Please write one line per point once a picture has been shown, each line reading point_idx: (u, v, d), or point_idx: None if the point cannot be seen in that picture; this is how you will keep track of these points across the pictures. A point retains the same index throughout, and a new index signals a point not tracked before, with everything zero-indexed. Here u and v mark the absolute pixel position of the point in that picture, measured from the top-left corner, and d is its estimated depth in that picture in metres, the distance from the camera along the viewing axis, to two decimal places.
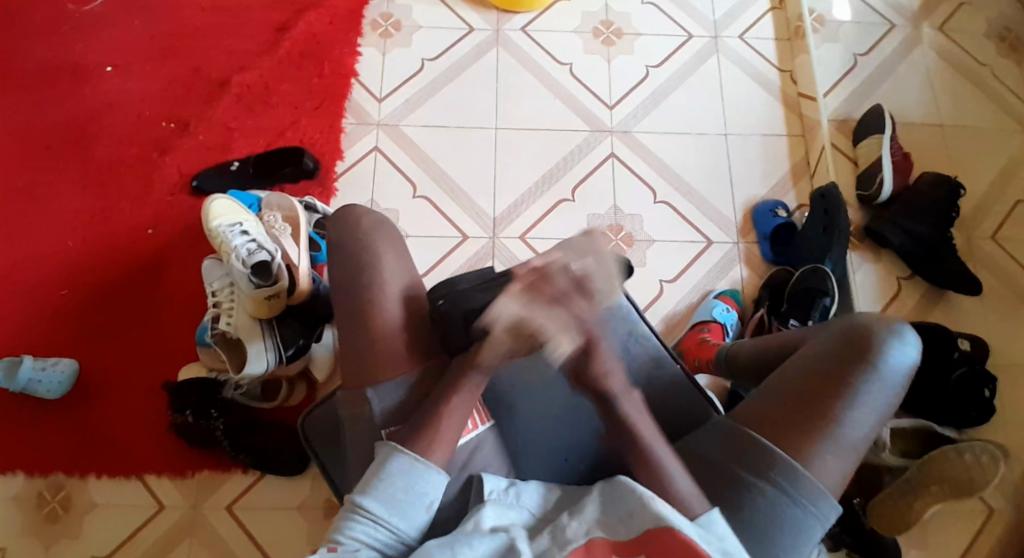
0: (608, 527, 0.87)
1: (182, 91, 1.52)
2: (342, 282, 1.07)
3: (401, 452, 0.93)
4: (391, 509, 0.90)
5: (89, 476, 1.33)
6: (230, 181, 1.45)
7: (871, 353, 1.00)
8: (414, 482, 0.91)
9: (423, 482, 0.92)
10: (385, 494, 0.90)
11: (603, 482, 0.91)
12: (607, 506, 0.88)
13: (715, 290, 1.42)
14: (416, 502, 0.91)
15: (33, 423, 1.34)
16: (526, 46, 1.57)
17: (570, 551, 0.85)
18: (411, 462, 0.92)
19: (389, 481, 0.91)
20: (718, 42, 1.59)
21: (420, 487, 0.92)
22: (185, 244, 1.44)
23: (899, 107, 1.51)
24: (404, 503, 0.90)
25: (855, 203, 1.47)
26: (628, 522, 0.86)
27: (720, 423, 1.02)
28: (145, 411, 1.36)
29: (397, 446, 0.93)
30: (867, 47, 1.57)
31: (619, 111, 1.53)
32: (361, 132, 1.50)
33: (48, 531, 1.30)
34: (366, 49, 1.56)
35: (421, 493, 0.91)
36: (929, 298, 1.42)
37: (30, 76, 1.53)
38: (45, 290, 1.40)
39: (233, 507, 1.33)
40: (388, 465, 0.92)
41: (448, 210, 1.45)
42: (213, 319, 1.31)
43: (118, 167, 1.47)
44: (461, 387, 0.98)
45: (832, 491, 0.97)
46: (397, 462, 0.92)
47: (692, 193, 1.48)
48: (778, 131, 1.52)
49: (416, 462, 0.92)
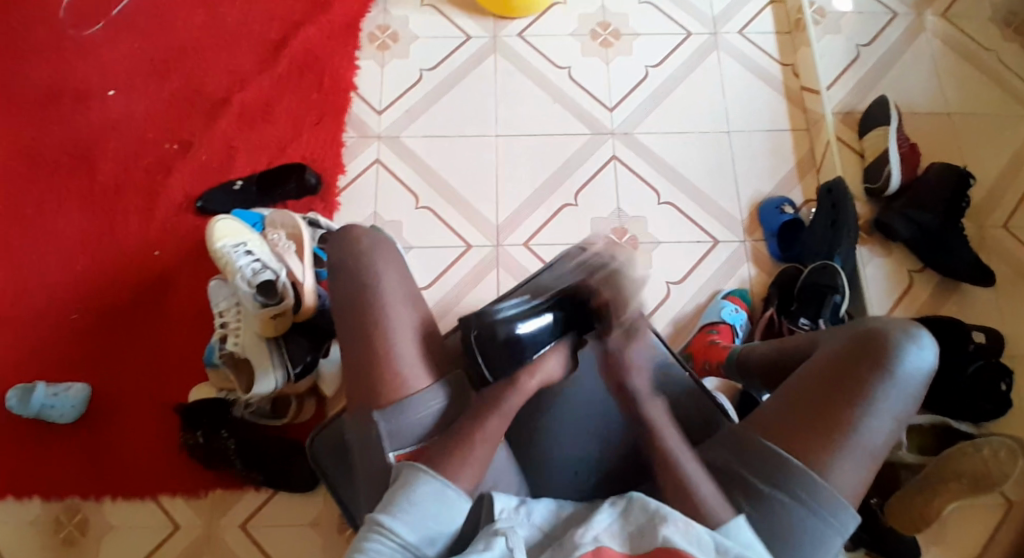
0: (622, 543, 0.85)
1: (183, 111, 1.53)
2: (344, 302, 1.10)
3: (430, 478, 0.94)
4: (416, 532, 0.90)
5: (105, 499, 1.34)
6: (233, 200, 1.45)
7: (884, 358, 1.00)
8: (441, 509, 0.92)
9: (450, 510, 0.93)
10: (412, 517, 0.91)
11: (612, 500, 0.89)
12: (619, 519, 0.86)
13: (723, 290, 1.40)
14: (440, 527, 0.91)
15: (47, 447, 1.35)
16: (524, 52, 1.56)
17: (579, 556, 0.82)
18: (441, 487, 0.93)
19: (417, 505, 0.92)
20: (718, 38, 1.57)
21: (447, 514, 0.92)
22: (191, 265, 1.44)
23: (904, 97, 1.49)
24: (429, 527, 0.91)
25: (863, 196, 1.45)
26: (641, 538, 0.85)
27: (733, 430, 1.03)
28: (157, 433, 1.36)
29: (427, 470, 0.95)
30: (869, 37, 1.55)
31: (620, 113, 1.51)
32: (361, 145, 1.50)
33: (65, 554, 1.31)
34: (364, 61, 1.56)
35: (448, 521, 0.92)
36: (941, 290, 1.39)
37: (32, 102, 1.54)
38: (55, 315, 1.41)
39: (248, 524, 1.34)
40: (416, 489, 0.93)
41: (451, 220, 1.44)
42: (221, 339, 1.33)
43: (122, 190, 1.48)
44: (481, 410, 1.00)
45: (850, 499, 0.97)
46: (425, 487, 0.93)
47: (696, 192, 1.47)
48: (782, 127, 1.50)
49: (445, 489, 0.93)
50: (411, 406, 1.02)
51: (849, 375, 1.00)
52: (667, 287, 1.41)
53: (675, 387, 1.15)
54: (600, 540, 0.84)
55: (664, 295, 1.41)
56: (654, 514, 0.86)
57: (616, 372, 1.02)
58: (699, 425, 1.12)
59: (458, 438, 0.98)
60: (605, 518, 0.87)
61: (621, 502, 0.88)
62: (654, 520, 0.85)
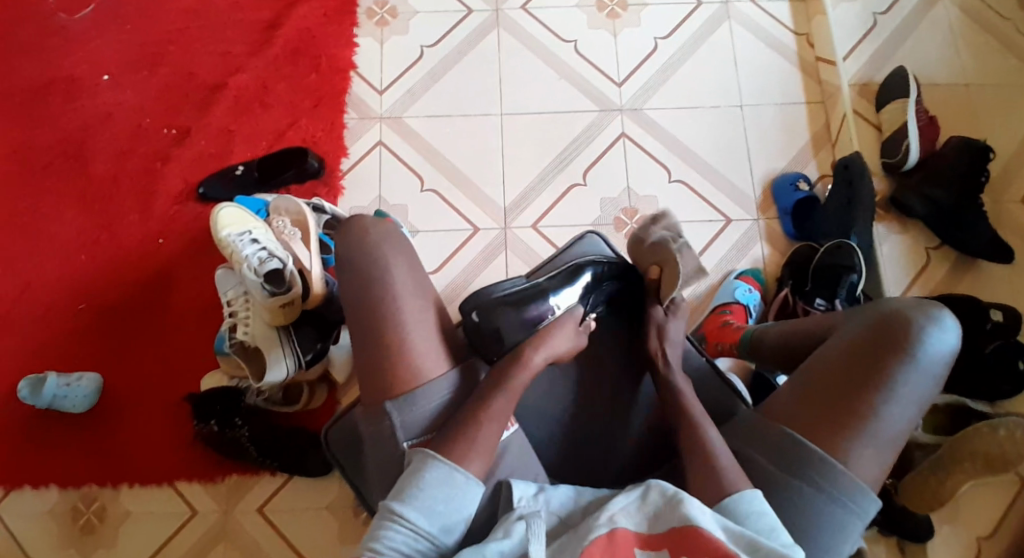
0: (637, 525, 0.87)
1: (182, 96, 1.50)
2: (352, 295, 1.06)
3: (438, 462, 0.94)
4: (428, 518, 0.91)
5: (121, 488, 1.35)
6: (236, 187, 1.44)
7: (905, 340, 0.97)
8: (452, 493, 0.93)
9: (461, 494, 0.93)
10: (424, 504, 0.92)
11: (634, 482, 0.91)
12: (637, 503, 0.88)
13: (736, 269, 1.38)
14: (451, 511, 0.92)
15: (62, 437, 1.37)
16: (526, 25, 1.52)
17: (592, 538, 0.85)
18: (450, 471, 0.93)
19: (427, 491, 0.92)
20: (728, 7, 1.52)
21: (458, 499, 0.93)
22: (198, 253, 1.44)
23: (921, 67, 1.44)
24: (440, 513, 0.92)
25: (880, 171, 1.42)
26: (657, 518, 0.87)
27: (749, 415, 1.03)
28: (170, 421, 1.37)
29: (434, 455, 0.95)
30: (886, 5, 1.50)
31: (628, 88, 1.48)
32: (364, 127, 1.47)
33: (84, 542, 1.33)
34: (363, 39, 1.53)
35: (459, 505, 0.93)
36: (958, 267, 1.37)
37: (29, 92, 1.52)
38: (63, 306, 1.41)
39: (263, 509, 1.35)
40: (426, 475, 0.93)
41: (457, 202, 1.42)
42: (231, 329, 1.31)
43: (125, 178, 1.47)
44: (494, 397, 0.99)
45: (871, 485, 0.96)
46: (433, 471, 0.93)
47: (707, 169, 1.43)
48: (795, 100, 1.46)
49: (454, 473, 0.93)
50: (422, 395, 1.01)
51: (869, 357, 0.98)
52: None
53: (686, 373, 1.14)
54: (614, 521, 0.86)
55: None
56: (672, 500, 0.87)
57: (653, 341, 1.10)
58: (715, 410, 1.11)
59: (467, 426, 0.97)
60: (622, 499, 0.89)
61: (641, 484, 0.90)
62: (673, 503, 0.87)
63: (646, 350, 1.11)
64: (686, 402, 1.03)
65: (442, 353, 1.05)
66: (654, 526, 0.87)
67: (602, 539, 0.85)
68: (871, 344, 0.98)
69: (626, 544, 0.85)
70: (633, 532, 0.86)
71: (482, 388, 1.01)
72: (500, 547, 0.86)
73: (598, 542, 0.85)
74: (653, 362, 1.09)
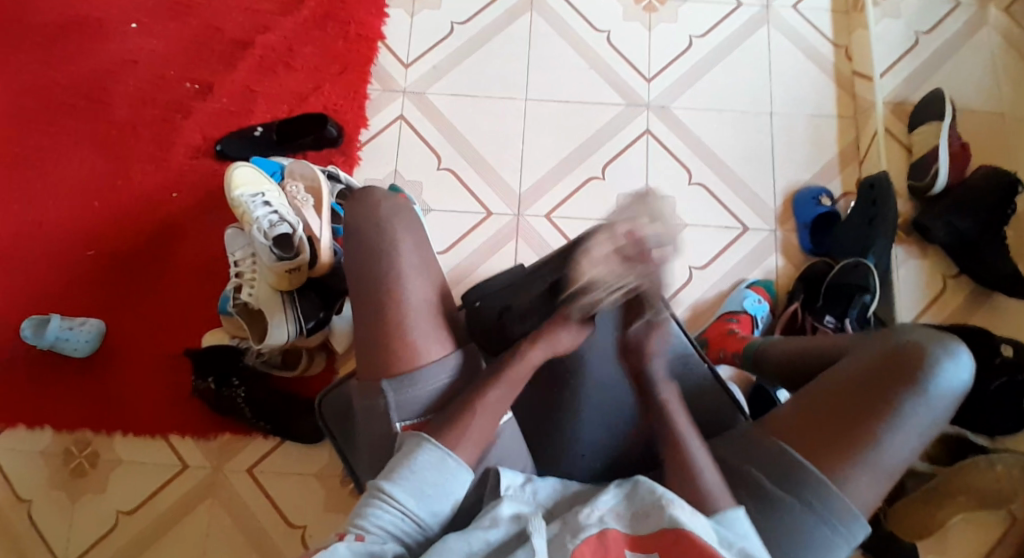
0: (625, 524, 0.87)
1: (206, 51, 1.49)
2: (358, 269, 1.05)
3: (430, 445, 0.93)
4: (417, 500, 0.90)
5: (114, 435, 1.36)
6: (252, 147, 1.43)
7: (918, 372, 0.97)
8: (442, 477, 0.92)
9: (452, 479, 0.93)
10: (413, 485, 0.91)
11: (617, 480, 0.91)
12: (623, 501, 0.89)
13: (747, 279, 1.36)
14: (439, 496, 0.91)
15: (60, 379, 1.37)
16: (562, 11, 1.49)
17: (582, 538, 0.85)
18: (441, 457, 0.93)
19: (418, 473, 0.92)
20: (768, 11, 1.49)
21: (448, 484, 0.92)
22: (210, 209, 1.43)
23: (958, 92, 1.41)
24: (429, 496, 0.91)
25: (905, 193, 1.39)
26: (644, 520, 0.87)
27: (747, 430, 1.02)
28: (168, 375, 1.38)
29: (427, 438, 0.94)
30: (930, 24, 1.46)
31: (657, 85, 1.45)
32: (386, 99, 1.46)
33: (75, 485, 1.34)
34: (394, 10, 1.51)
35: (449, 490, 0.92)
36: (973, 299, 1.34)
37: (57, 34, 1.51)
38: (72, 250, 1.42)
39: (253, 470, 1.35)
40: (417, 458, 0.93)
41: (472, 183, 1.41)
42: (236, 290, 1.32)
43: (144, 127, 1.46)
44: (494, 384, 0.99)
45: (864, 513, 0.95)
46: (426, 455, 0.93)
47: (729, 174, 1.41)
48: (827, 112, 1.43)
49: (446, 458, 0.93)
50: (421, 378, 1.00)
51: (880, 383, 0.97)
52: (689, 272, 1.38)
53: (689, 381, 1.12)
54: (605, 521, 0.86)
55: (684, 279, 1.37)
56: (658, 499, 0.88)
57: (635, 356, 1.02)
58: (711, 420, 1.10)
59: (461, 413, 0.97)
60: (610, 498, 0.89)
61: (628, 484, 0.90)
62: (659, 503, 0.87)
63: (631, 360, 1.03)
64: (673, 415, 0.98)
65: (443, 335, 1.04)
66: (638, 527, 0.87)
67: (593, 539, 0.84)
68: (883, 371, 0.98)
69: (617, 544, 0.85)
70: (622, 533, 0.86)
71: (481, 378, 1.00)
72: (486, 536, 0.86)
73: (589, 541, 0.84)
74: (639, 372, 1.02)
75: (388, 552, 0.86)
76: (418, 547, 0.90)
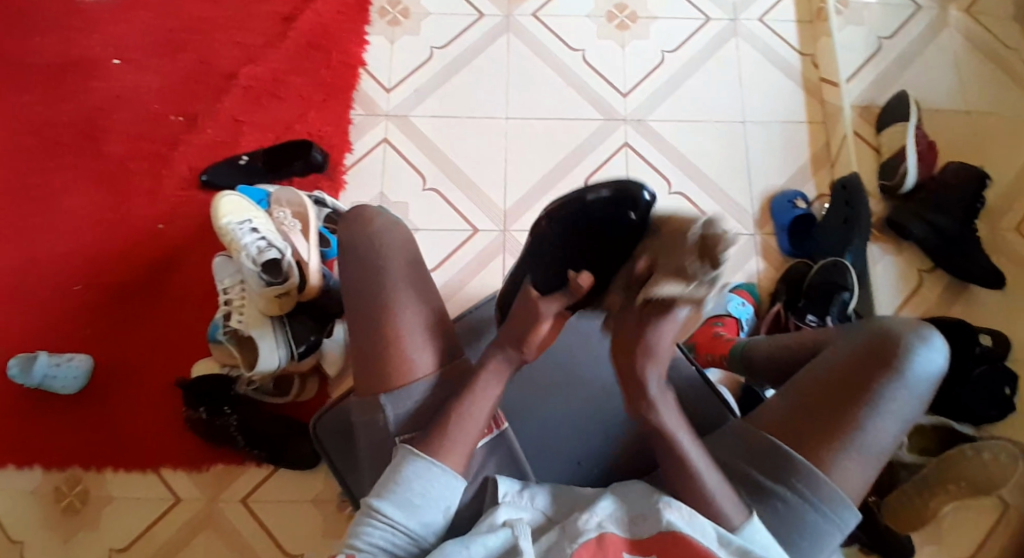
0: (623, 527, 0.89)
1: (189, 85, 1.51)
2: (354, 285, 1.04)
3: (416, 455, 0.94)
4: (406, 513, 0.91)
5: (106, 471, 1.34)
6: (239, 175, 1.45)
7: (894, 358, 0.98)
8: (429, 486, 0.92)
9: (440, 486, 0.93)
10: (401, 498, 0.91)
11: (609, 488, 0.94)
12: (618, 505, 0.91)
13: (731, 284, 1.39)
14: (430, 507, 0.92)
15: (47, 417, 1.36)
16: (538, 32, 1.53)
17: (582, 543, 0.87)
18: (427, 466, 0.93)
19: (406, 484, 0.92)
20: (737, 25, 1.54)
21: (436, 491, 0.93)
22: (196, 239, 1.44)
23: (924, 93, 1.46)
24: (418, 507, 0.92)
25: (878, 193, 1.43)
26: (642, 523, 0.90)
27: (734, 427, 1.03)
28: (158, 407, 1.36)
29: (414, 449, 0.94)
30: (891, 30, 1.52)
31: (634, 99, 1.49)
32: (369, 123, 1.49)
33: (67, 524, 1.32)
34: (374, 37, 1.54)
35: (437, 498, 0.93)
36: (951, 290, 1.38)
37: (37, 74, 1.52)
38: (58, 287, 1.41)
39: (248, 499, 1.34)
40: (404, 471, 0.93)
41: (457, 201, 1.43)
42: (225, 316, 1.30)
43: (127, 162, 1.47)
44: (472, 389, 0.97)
45: (853, 499, 0.97)
46: (413, 466, 0.93)
47: (707, 182, 1.45)
48: (798, 118, 1.48)
49: (431, 466, 0.93)
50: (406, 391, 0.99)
51: (861, 371, 0.98)
52: None
53: (679, 382, 1.13)
54: (603, 525, 0.89)
55: None
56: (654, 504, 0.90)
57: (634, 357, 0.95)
58: (703, 421, 1.11)
59: (452, 417, 0.96)
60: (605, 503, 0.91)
61: (617, 491, 0.93)
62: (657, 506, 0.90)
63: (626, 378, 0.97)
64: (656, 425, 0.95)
65: (434, 343, 1.02)
66: (636, 531, 0.89)
67: (592, 543, 0.87)
68: (863, 360, 0.99)
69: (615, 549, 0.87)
70: (620, 537, 0.88)
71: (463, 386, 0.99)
72: (485, 543, 0.87)
73: (588, 546, 0.87)
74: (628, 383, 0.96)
75: None
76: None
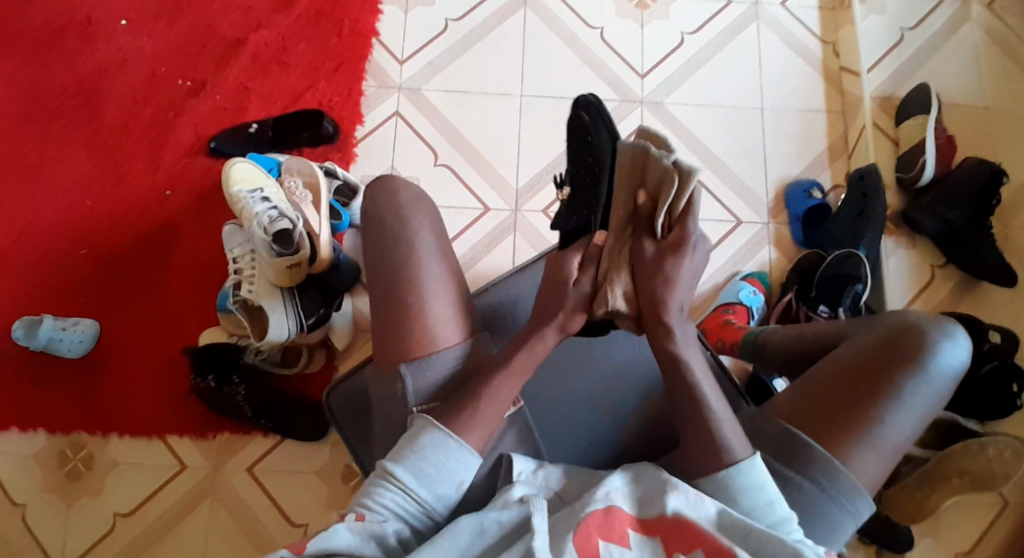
0: (632, 505, 0.88)
1: (199, 49, 1.49)
2: (375, 255, 1.03)
3: (432, 426, 0.92)
4: (419, 481, 0.89)
5: (109, 437, 1.34)
6: (247, 145, 1.43)
7: (917, 353, 0.98)
8: (445, 458, 0.90)
9: (456, 459, 0.91)
10: (416, 467, 0.90)
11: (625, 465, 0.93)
12: (631, 483, 0.90)
13: (742, 272, 1.39)
14: (444, 478, 0.90)
15: (51, 382, 1.35)
16: (557, 9, 1.51)
17: (589, 512, 0.85)
18: (445, 438, 0.91)
19: (421, 453, 0.90)
20: (758, 9, 1.52)
21: (453, 464, 0.91)
22: (203, 207, 1.42)
23: (942, 87, 1.45)
24: (433, 477, 0.90)
25: (894, 185, 1.43)
26: (651, 504, 0.88)
27: (755, 414, 1.02)
28: (162, 375, 1.36)
29: (431, 421, 0.92)
30: (914, 20, 1.50)
31: (651, 81, 1.48)
32: (382, 96, 1.47)
33: (70, 488, 1.32)
34: (389, 7, 1.51)
35: (453, 471, 0.91)
36: (962, 286, 1.38)
37: (42, 33, 1.50)
38: (63, 251, 1.40)
39: (253, 469, 1.34)
40: (421, 440, 0.91)
41: (470, 180, 1.42)
42: (235, 286, 1.29)
43: (135, 126, 1.45)
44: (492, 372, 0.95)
45: (868, 489, 0.97)
46: (430, 437, 0.91)
47: (723, 169, 1.44)
48: (815, 107, 1.47)
49: (448, 439, 0.91)
50: (433, 359, 0.98)
51: (883, 366, 0.98)
52: None
53: None
54: (611, 499, 0.87)
55: None
56: (664, 484, 0.89)
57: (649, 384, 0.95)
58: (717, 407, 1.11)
59: (471, 399, 0.93)
60: (617, 480, 0.90)
61: (634, 469, 0.91)
62: (665, 487, 0.88)
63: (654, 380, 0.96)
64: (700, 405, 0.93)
65: (451, 312, 1.02)
66: (644, 511, 0.88)
67: (600, 514, 0.85)
68: (886, 354, 0.98)
69: (622, 523, 0.86)
70: (628, 515, 0.87)
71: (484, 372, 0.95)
72: (499, 517, 0.86)
73: (597, 515, 0.85)
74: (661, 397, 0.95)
75: (388, 532, 0.86)
76: (427, 532, 0.90)
